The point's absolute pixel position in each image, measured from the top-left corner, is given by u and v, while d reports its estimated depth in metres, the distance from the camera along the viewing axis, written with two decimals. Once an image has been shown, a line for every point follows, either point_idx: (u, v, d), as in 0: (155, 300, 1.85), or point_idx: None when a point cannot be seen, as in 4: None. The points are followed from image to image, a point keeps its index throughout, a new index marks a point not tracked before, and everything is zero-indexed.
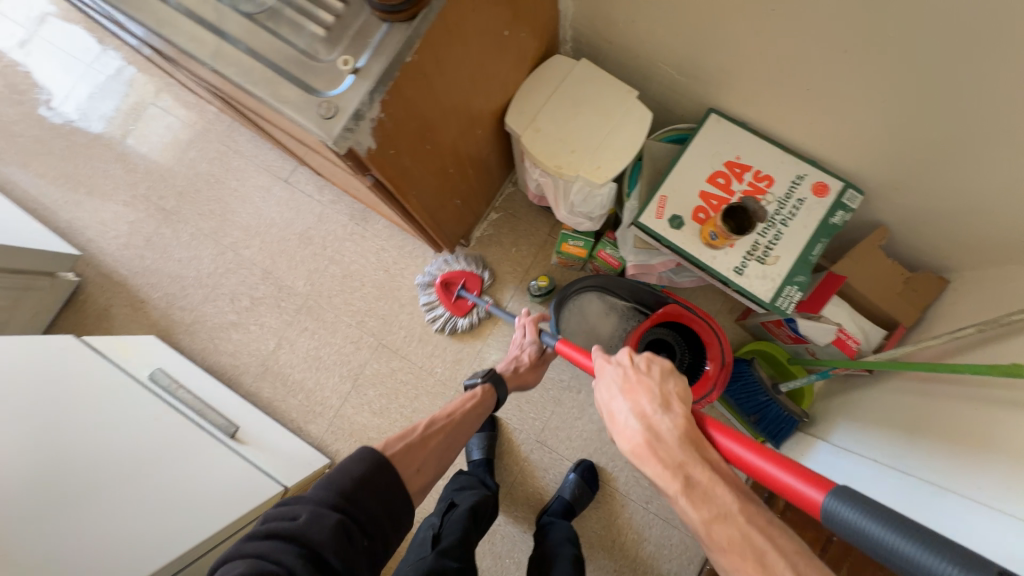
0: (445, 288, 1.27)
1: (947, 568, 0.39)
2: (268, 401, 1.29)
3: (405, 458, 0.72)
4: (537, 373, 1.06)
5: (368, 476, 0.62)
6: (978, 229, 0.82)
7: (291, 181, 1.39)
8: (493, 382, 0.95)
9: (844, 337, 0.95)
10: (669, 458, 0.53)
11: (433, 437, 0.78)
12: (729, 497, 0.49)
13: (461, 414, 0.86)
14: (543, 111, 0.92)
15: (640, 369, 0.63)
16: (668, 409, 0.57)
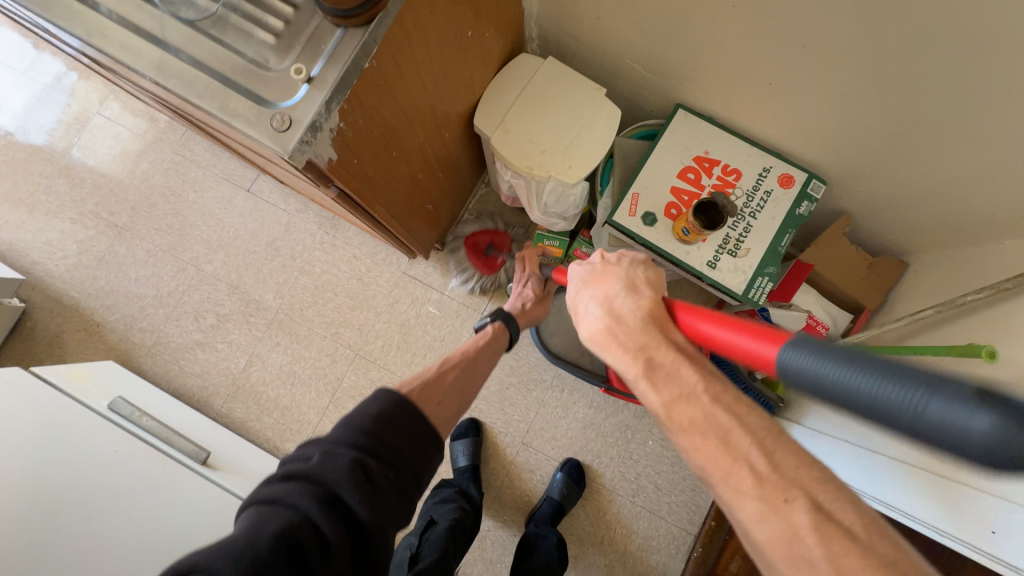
0: (473, 248, 1.26)
1: (910, 395, 0.33)
2: (241, 421, 1.24)
3: (422, 392, 0.65)
4: (545, 305, 0.97)
5: (389, 412, 0.55)
6: (933, 213, 0.85)
7: (254, 190, 1.33)
8: (503, 320, 0.86)
9: (814, 323, 0.98)
10: (639, 342, 0.53)
11: (448, 374, 0.71)
12: (694, 378, 0.49)
13: (475, 352, 0.78)
14: (512, 112, 0.90)
15: (607, 262, 0.62)
16: (634, 290, 0.57)
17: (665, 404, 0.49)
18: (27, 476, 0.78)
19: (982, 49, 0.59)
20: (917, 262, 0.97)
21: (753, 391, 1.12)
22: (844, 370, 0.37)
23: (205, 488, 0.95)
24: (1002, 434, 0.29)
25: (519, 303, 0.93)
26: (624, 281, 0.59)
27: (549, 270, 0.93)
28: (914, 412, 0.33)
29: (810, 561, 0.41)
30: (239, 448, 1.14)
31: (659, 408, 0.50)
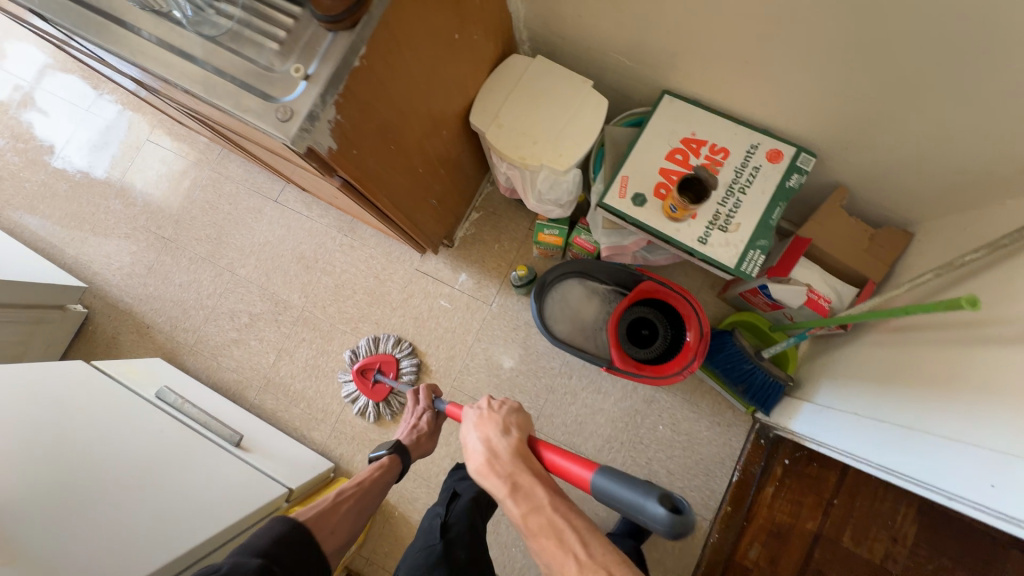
0: (362, 376, 1.31)
1: (645, 499, 0.53)
2: (272, 412, 1.34)
3: (314, 521, 0.85)
4: (429, 442, 1.11)
5: (287, 534, 0.78)
6: (930, 177, 0.85)
7: (281, 200, 1.46)
8: (397, 453, 1.03)
9: (816, 297, 0.97)
10: (505, 461, 0.63)
11: (341, 503, 0.90)
12: (541, 496, 0.58)
13: (369, 482, 0.96)
14: (504, 107, 0.97)
15: (492, 408, 0.72)
16: (506, 432, 0.67)
17: (524, 511, 0.57)
18: (86, 446, 0.88)
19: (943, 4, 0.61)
20: (921, 232, 0.95)
21: (762, 371, 1.11)
22: (619, 485, 0.56)
23: (239, 466, 1.04)
24: (670, 519, 0.50)
25: (410, 433, 1.09)
26: (502, 423, 0.69)
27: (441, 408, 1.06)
28: (644, 513, 0.52)
29: None
30: (270, 434, 1.23)
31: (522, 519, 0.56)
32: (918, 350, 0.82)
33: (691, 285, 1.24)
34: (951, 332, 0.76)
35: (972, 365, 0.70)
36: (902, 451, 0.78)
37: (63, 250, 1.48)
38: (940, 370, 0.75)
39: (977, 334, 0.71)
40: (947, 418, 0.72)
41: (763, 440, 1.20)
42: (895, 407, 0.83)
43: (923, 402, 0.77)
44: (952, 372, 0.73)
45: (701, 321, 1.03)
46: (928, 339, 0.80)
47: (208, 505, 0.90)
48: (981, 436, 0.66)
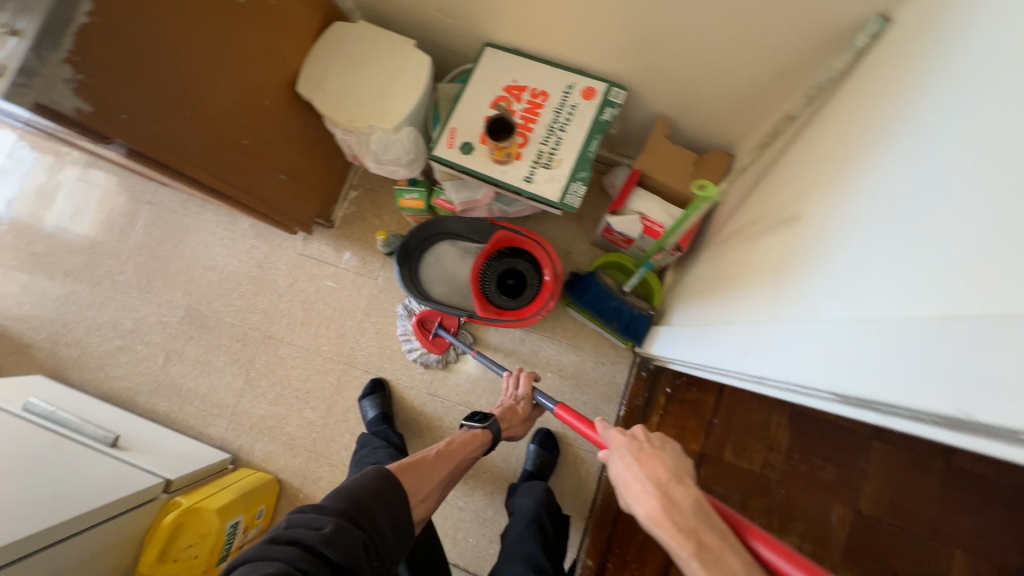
0: (422, 326, 1.27)
1: None
2: (166, 413, 1.32)
3: (414, 484, 0.81)
4: (524, 425, 1.11)
5: (377, 488, 0.71)
6: (722, 97, 0.90)
7: (155, 201, 1.43)
8: (491, 429, 1.01)
9: (651, 224, 1.03)
10: (662, 503, 0.60)
11: (434, 470, 0.86)
12: (709, 535, 0.56)
13: (458, 454, 0.93)
14: (329, 74, 0.98)
15: (648, 442, 0.69)
16: (682, 480, 0.63)
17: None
18: None
19: None
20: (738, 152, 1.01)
21: (627, 305, 1.17)
22: None
23: (109, 464, 1.03)
24: None
25: (501, 406, 1.10)
26: (624, 455, 0.69)
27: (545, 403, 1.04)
28: None
29: None
30: (156, 434, 1.21)
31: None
32: (770, 242, 0.73)
33: (563, 235, 1.29)
34: (784, 217, 0.71)
35: (817, 236, 0.61)
36: (762, 351, 0.62)
37: None
38: (794, 253, 0.64)
39: (814, 206, 0.64)
40: (803, 298, 0.58)
41: (644, 373, 1.27)
42: (755, 306, 0.70)
43: (782, 291, 0.64)
44: (805, 249, 0.62)
45: (554, 263, 1.07)
46: (775, 228, 0.73)
47: (66, 498, 0.89)
48: (837, 304, 0.51)
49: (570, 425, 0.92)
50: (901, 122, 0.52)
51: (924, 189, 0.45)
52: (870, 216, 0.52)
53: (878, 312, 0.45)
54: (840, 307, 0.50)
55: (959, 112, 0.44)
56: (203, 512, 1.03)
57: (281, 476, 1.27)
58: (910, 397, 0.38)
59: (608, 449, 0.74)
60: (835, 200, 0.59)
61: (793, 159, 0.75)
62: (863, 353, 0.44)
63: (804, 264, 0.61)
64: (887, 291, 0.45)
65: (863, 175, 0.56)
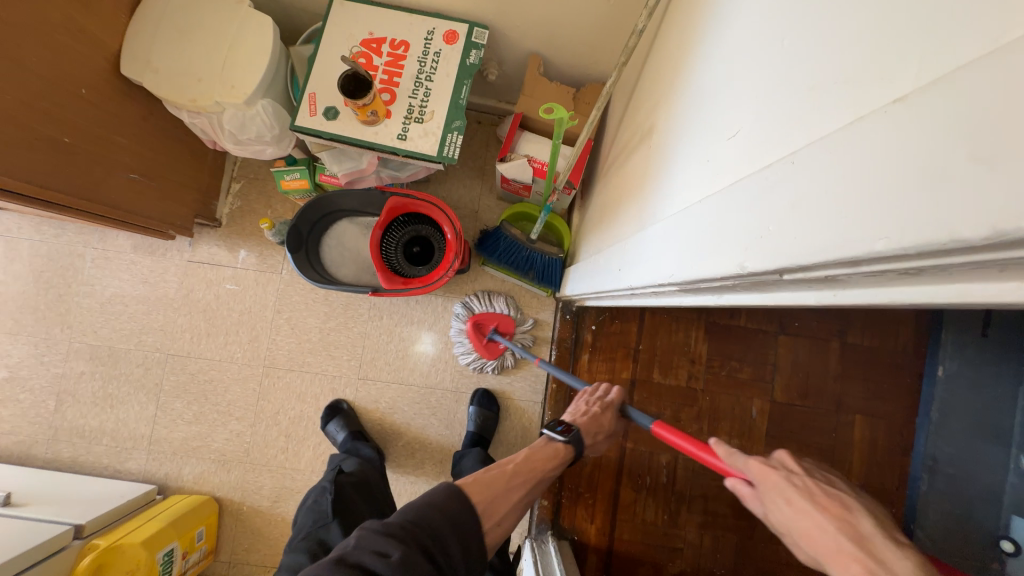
0: (478, 330, 1.21)
1: None
2: (72, 459, 1.21)
3: (488, 505, 0.69)
4: (607, 438, 0.92)
5: (448, 510, 0.63)
6: (583, 24, 0.89)
7: (1, 230, 1.25)
8: (576, 443, 0.85)
9: (540, 166, 1.02)
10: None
11: (515, 479, 0.75)
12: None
13: (545, 470, 0.79)
14: (155, 50, 0.87)
15: (798, 473, 0.54)
16: (889, 532, 0.46)
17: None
18: None
19: None
20: None
21: (537, 253, 1.17)
22: None
23: (2, 524, 0.92)
24: None
25: (579, 414, 0.92)
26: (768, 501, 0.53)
27: (642, 421, 0.83)
28: None
29: None
30: (61, 483, 1.11)
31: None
32: (637, 160, 0.74)
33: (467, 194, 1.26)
34: (643, 135, 0.73)
35: (666, 143, 0.62)
36: (633, 262, 0.63)
37: None
38: (653, 165, 0.65)
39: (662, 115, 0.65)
40: (660, 202, 0.58)
41: (569, 316, 1.29)
42: (631, 223, 0.70)
43: (647, 203, 0.64)
44: (658, 159, 0.63)
45: (451, 223, 1.05)
46: (639, 146, 0.74)
47: None
48: (679, 197, 0.52)
49: (676, 446, 0.69)
50: (714, 12, 0.53)
51: (732, 66, 0.46)
52: (697, 108, 0.52)
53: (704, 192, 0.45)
54: (683, 198, 0.50)
55: None
56: (127, 546, 0.98)
57: (218, 493, 1.21)
58: (718, 261, 0.38)
59: (736, 481, 0.59)
60: (677, 102, 0.60)
61: (648, 74, 0.75)
62: (686, 240, 0.45)
63: (660, 173, 0.62)
64: (705, 175, 0.46)
65: (692, 73, 0.56)
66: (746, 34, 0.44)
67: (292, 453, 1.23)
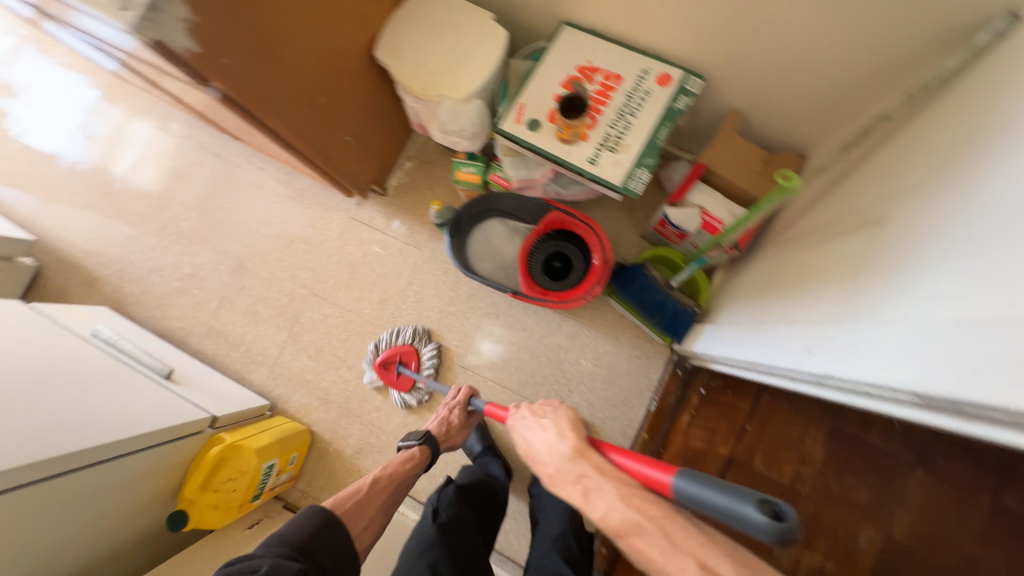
0: (385, 368, 1.30)
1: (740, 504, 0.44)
2: (214, 356, 1.40)
3: (348, 516, 0.82)
4: (461, 433, 1.12)
5: (320, 531, 0.76)
6: (807, 93, 0.87)
7: (223, 154, 1.51)
8: (427, 443, 1.01)
9: (709, 219, 1.02)
10: (581, 486, 0.59)
11: (372, 501, 0.87)
12: (602, 490, 0.57)
13: (400, 474, 0.94)
14: (406, 40, 1.00)
15: (539, 413, 0.77)
16: (563, 436, 0.68)
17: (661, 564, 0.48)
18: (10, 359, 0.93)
19: None
20: (814, 154, 0.98)
21: (672, 300, 1.15)
22: (708, 491, 0.48)
23: (164, 393, 1.09)
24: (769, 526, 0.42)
25: (440, 425, 1.08)
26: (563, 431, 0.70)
27: (479, 404, 1.08)
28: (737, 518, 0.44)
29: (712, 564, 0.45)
30: (205, 373, 1.29)
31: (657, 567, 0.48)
32: (839, 245, 0.72)
33: (613, 225, 1.27)
34: (854, 222, 0.71)
35: (893, 241, 0.60)
36: (825, 352, 0.62)
37: (19, 209, 1.56)
38: (866, 257, 0.64)
39: (890, 212, 0.63)
40: (877, 301, 0.57)
41: (679, 371, 1.25)
42: (819, 307, 0.69)
43: (851, 295, 0.63)
44: (877, 254, 0.62)
45: (603, 248, 1.07)
46: (844, 232, 0.72)
47: (126, 417, 0.95)
48: (917, 307, 0.50)
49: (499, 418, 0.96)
50: (1002, 130, 0.51)
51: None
52: (973, 218, 0.49)
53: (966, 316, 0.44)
54: (924, 310, 0.49)
55: None
56: (244, 449, 1.09)
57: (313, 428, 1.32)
58: (1000, 398, 0.37)
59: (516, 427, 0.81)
60: (932, 201, 0.56)
61: (884, 163, 0.71)
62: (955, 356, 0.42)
63: (889, 268, 0.58)
64: (990, 291, 0.42)
65: (957, 181, 0.54)
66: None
67: (383, 414, 1.31)
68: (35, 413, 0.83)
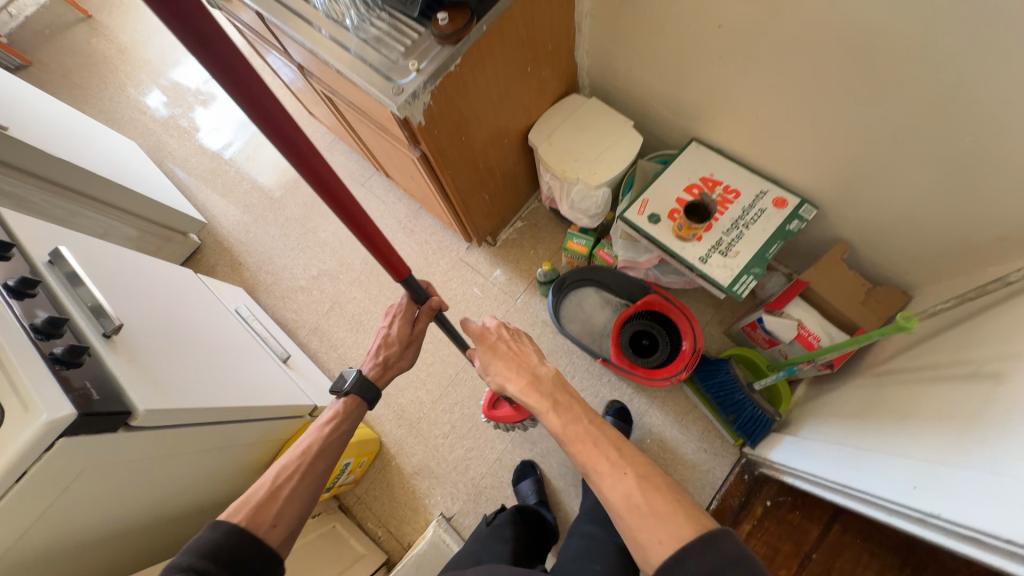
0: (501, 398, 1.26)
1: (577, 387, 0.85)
2: (315, 351, 1.58)
3: (253, 521, 0.71)
4: (404, 353, 0.96)
5: (219, 547, 0.64)
6: (921, 239, 0.94)
7: (367, 185, 1.79)
8: (358, 391, 0.90)
9: (805, 333, 1.06)
10: (559, 414, 0.71)
11: (280, 492, 0.75)
12: (565, 416, 0.71)
13: (319, 445, 0.83)
14: (557, 131, 1.20)
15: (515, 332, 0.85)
16: (544, 363, 0.80)
17: (619, 505, 0.61)
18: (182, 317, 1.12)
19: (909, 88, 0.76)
20: (919, 294, 1.02)
21: (751, 403, 1.17)
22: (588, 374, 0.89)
23: (281, 374, 1.25)
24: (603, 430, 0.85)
25: (377, 358, 0.94)
26: (499, 348, 0.82)
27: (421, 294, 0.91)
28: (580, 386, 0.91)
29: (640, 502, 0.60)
30: (308, 365, 1.45)
31: (619, 504, 0.61)
32: (945, 390, 0.76)
33: (700, 316, 1.35)
34: (963, 370, 0.75)
35: (1006, 399, 0.64)
36: (929, 491, 0.64)
37: (199, 196, 1.91)
38: (977, 408, 0.68)
39: (1005, 370, 0.68)
40: (991, 454, 0.61)
41: (747, 476, 1.22)
42: (923, 446, 0.72)
43: (960, 441, 0.66)
44: (989, 407, 0.66)
45: (694, 337, 1.13)
46: (952, 377, 0.76)
47: (255, 387, 1.10)
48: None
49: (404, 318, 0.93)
50: None
51: None
52: None
53: None
54: None
55: None
56: None
57: (384, 439, 1.41)
58: None
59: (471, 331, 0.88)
60: None
61: (995, 323, 0.75)
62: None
63: (1007, 426, 0.61)
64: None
65: None
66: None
67: (448, 442, 1.39)
68: (199, 366, 1.00)
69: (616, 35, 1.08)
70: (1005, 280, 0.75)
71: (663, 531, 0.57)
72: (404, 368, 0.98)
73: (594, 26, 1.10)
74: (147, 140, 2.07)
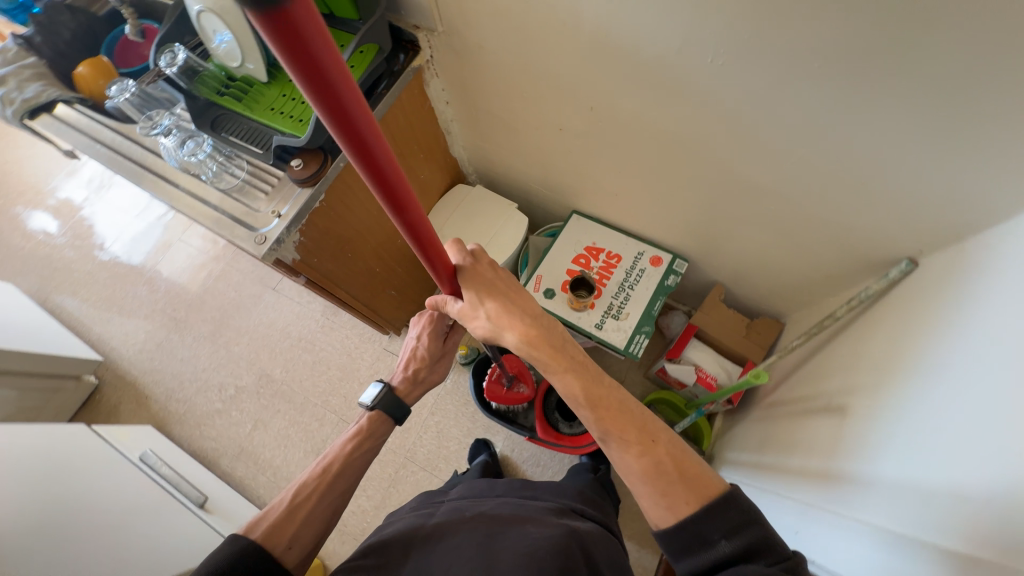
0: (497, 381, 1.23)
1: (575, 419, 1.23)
2: (240, 479, 1.47)
3: (270, 538, 0.67)
4: (434, 369, 0.96)
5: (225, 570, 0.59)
6: (773, 280, 1.06)
7: (279, 288, 1.75)
8: (382, 406, 0.87)
9: (703, 375, 1.15)
10: (579, 377, 0.65)
11: (301, 507, 0.72)
12: (587, 380, 0.65)
13: (340, 461, 0.79)
14: (448, 223, 1.26)
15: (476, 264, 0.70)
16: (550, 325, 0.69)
17: (641, 471, 0.59)
18: (70, 486, 1.03)
19: (719, 178, 0.87)
20: (789, 321, 1.14)
21: None
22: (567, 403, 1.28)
23: (198, 524, 1.15)
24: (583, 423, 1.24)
25: (406, 374, 0.94)
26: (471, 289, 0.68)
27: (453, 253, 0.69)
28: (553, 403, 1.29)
29: (666, 472, 0.58)
30: (233, 499, 1.35)
31: (629, 471, 0.60)
32: (812, 424, 0.85)
33: (618, 365, 1.41)
34: (822, 405, 0.84)
35: (848, 436, 0.74)
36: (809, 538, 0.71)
37: (91, 328, 1.77)
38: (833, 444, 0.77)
39: (848, 406, 0.77)
40: (845, 498, 0.68)
41: None
42: (799, 485, 0.80)
43: (825, 482, 0.74)
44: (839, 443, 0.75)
45: None
46: (816, 412, 0.85)
47: (161, 553, 1.00)
48: (869, 514, 0.63)
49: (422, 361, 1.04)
50: (917, 359, 0.67)
51: (928, 430, 0.60)
52: (908, 435, 0.62)
53: (895, 532, 0.57)
54: (871, 520, 0.61)
55: (953, 377, 0.59)
56: None
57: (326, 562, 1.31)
58: None
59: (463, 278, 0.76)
60: (877, 407, 0.70)
61: (842, 351, 0.86)
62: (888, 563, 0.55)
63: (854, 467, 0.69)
64: (953, 520, 0.51)
65: (890, 396, 0.69)
66: (950, 413, 0.57)
67: None
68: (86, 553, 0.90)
69: (481, 135, 1.16)
70: (834, 316, 0.89)
71: (683, 490, 0.56)
72: (430, 384, 0.97)
73: (462, 128, 1.18)
74: (25, 276, 1.91)
